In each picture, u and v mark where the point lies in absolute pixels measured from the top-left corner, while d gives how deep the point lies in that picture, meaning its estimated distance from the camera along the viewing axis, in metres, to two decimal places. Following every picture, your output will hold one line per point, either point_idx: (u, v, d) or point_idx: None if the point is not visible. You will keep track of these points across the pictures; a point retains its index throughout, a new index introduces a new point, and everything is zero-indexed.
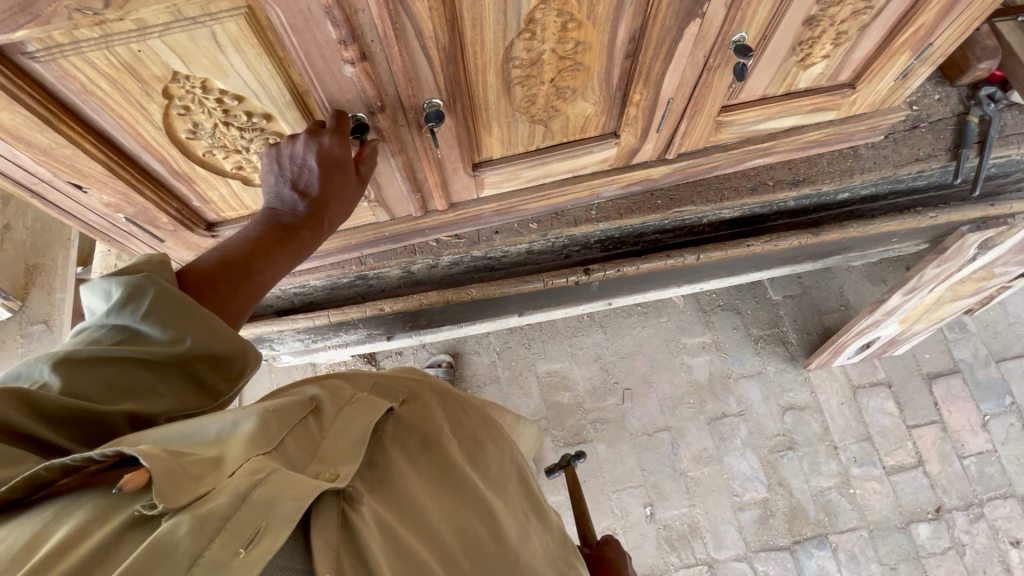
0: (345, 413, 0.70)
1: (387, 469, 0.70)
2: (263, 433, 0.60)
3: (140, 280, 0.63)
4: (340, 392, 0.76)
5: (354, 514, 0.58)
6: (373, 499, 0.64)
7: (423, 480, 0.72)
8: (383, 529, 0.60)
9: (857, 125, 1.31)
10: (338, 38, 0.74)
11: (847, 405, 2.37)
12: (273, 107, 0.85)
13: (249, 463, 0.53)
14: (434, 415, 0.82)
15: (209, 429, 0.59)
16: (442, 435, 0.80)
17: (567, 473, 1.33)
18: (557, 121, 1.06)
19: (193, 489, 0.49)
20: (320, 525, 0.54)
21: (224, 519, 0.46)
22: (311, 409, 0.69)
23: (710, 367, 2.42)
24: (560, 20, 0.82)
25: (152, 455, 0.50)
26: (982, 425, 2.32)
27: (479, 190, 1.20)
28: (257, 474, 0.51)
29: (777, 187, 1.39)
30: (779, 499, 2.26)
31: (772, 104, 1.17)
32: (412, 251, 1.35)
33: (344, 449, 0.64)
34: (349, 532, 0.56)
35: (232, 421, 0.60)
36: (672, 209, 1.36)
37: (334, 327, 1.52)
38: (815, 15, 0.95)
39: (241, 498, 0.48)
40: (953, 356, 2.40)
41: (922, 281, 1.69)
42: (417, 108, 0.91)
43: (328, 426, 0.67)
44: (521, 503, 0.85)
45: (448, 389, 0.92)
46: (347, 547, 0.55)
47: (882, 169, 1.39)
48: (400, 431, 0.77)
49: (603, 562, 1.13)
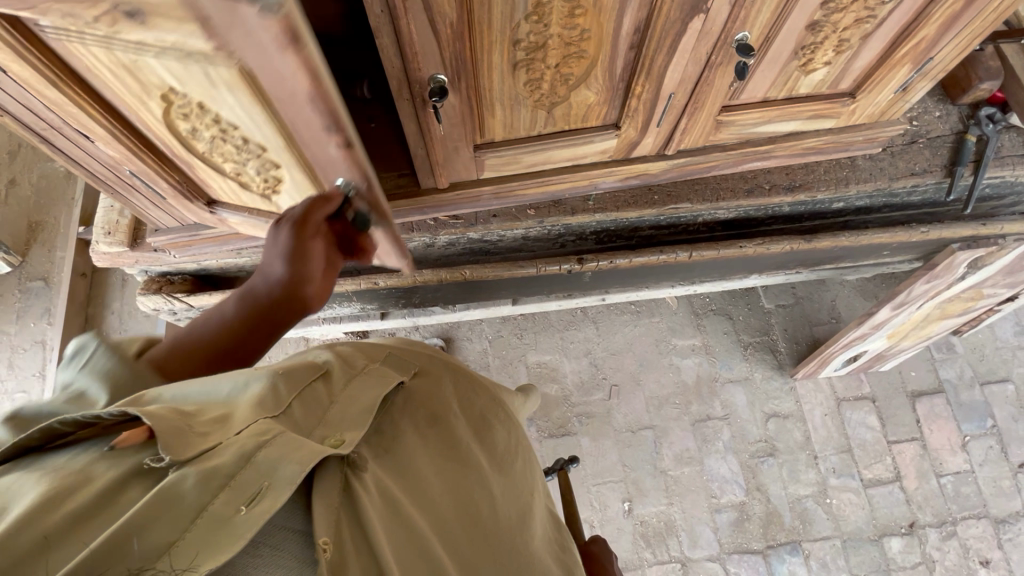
0: (357, 381, 0.73)
1: (393, 440, 0.74)
2: (272, 396, 0.62)
3: (87, 335, 0.61)
4: (351, 360, 0.79)
5: (356, 482, 0.61)
6: (377, 463, 0.69)
7: (429, 451, 0.77)
8: (382, 492, 0.64)
9: (855, 135, 1.32)
10: (325, 124, 0.72)
11: (830, 416, 2.39)
12: (265, 136, 0.89)
13: (257, 423, 0.56)
14: (445, 391, 0.86)
15: (223, 387, 0.61)
16: (448, 413, 0.83)
17: (560, 477, 1.37)
18: (560, 108, 1.08)
19: (198, 444, 0.51)
20: (321, 492, 0.57)
21: (228, 476, 0.49)
22: (321, 375, 0.71)
23: (698, 370, 2.44)
24: (567, 7, 0.84)
25: (158, 415, 0.51)
26: (962, 445, 2.35)
27: (479, 171, 1.21)
28: (263, 436, 0.53)
29: (772, 192, 1.41)
30: (756, 504, 2.28)
31: (772, 107, 1.19)
32: (410, 228, 1.37)
33: (352, 416, 0.66)
34: (349, 495, 0.60)
35: (243, 381, 0.62)
36: (668, 205, 1.39)
37: (329, 299, 1.54)
38: (817, 21, 0.98)
39: (247, 457, 0.51)
40: (939, 375, 2.43)
41: (911, 296, 1.72)
42: (421, 83, 0.93)
43: (336, 392, 0.70)
44: (529, 485, 0.88)
45: (464, 366, 0.95)
46: (346, 509, 0.59)
47: (877, 180, 1.42)
48: (410, 404, 0.81)
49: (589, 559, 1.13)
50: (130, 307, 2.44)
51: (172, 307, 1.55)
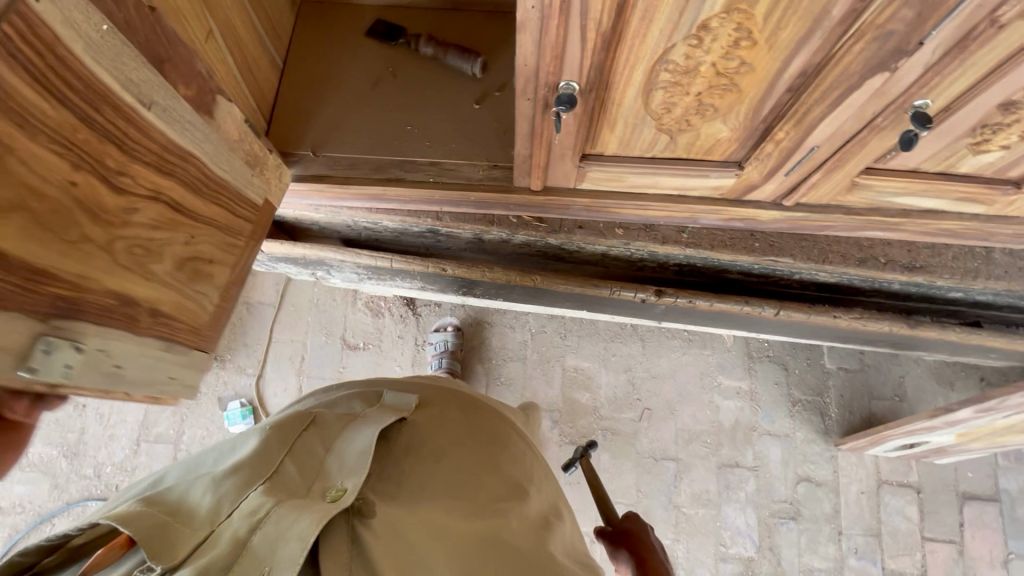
0: (350, 429, 0.89)
1: (401, 478, 0.87)
2: (263, 459, 0.82)
3: None
4: (344, 413, 0.97)
5: (361, 528, 0.73)
6: (386, 505, 0.80)
7: (436, 483, 0.89)
8: (394, 529, 0.75)
9: (1003, 227, 1.16)
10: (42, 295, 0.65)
11: (866, 495, 2.26)
12: (73, 262, 0.68)
13: (249, 499, 0.74)
14: (444, 428, 1.00)
15: (209, 460, 0.84)
16: (443, 452, 0.95)
17: (581, 464, 1.33)
18: (686, 136, 0.97)
19: (191, 540, 0.68)
20: (331, 548, 0.70)
21: (225, 569, 0.65)
22: (311, 425, 0.91)
23: (737, 414, 2.33)
24: (735, 34, 0.75)
25: (147, 515, 0.69)
26: (1003, 561, 2.19)
27: (579, 181, 1.13)
28: (255, 517, 0.70)
29: (886, 266, 1.28)
30: (765, 563, 2.21)
31: (922, 180, 1.04)
32: (490, 221, 1.32)
33: (349, 456, 0.83)
34: (357, 543, 0.72)
35: (230, 449, 0.85)
36: (768, 256, 1.29)
37: (394, 273, 1.51)
38: (1015, 101, 0.83)
39: (243, 546, 0.67)
40: (998, 483, 2.25)
41: (1001, 405, 1.57)
42: (550, 87, 0.84)
43: (330, 438, 0.88)
44: (539, 504, 0.98)
45: (464, 402, 1.10)
46: (357, 558, 0.71)
47: (1011, 281, 1.27)
48: (413, 444, 0.94)
49: (626, 536, 1.07)
50: None
51: None
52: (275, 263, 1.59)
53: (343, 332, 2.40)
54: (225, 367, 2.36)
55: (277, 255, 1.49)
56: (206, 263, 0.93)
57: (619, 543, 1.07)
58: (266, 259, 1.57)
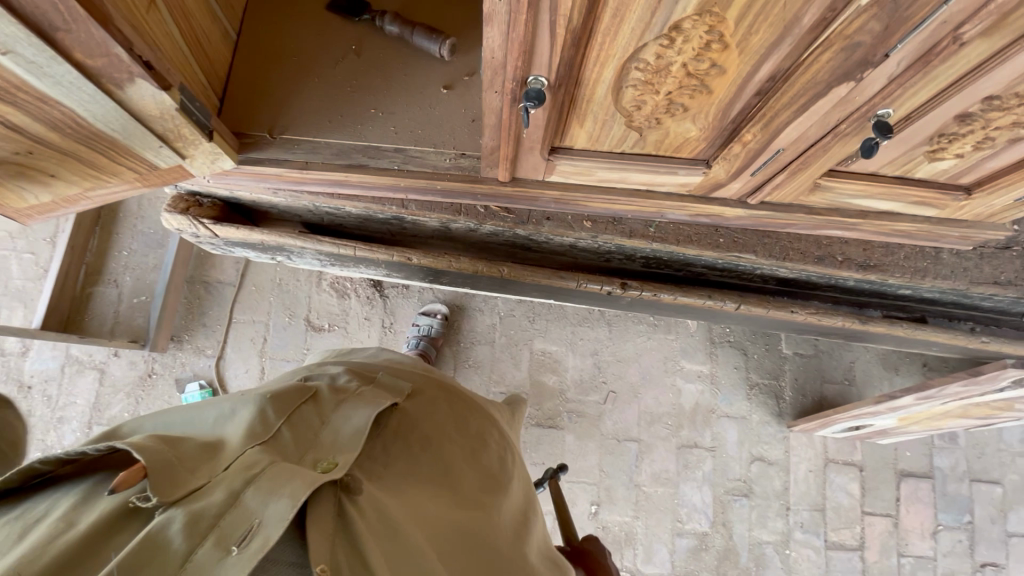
0: (344, 407, 0.88)
1: (387, 461, 0.87)
2: (262, 420, 0.80)
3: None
4: (340, 387, 0.95)
5: (349, 504, 0.72)
6: (371, 485, 0.79)
7: (419, 470, 0.89)
8: (378, 509, 0.75)
9: (951, 229, 1.21)
10: None
11: (813, 473, 2.39)
12: None
13: (248, 454, 0.73)
14: (432, 416, 1.00)
15: (211, 413, 0.83)
16: (429, 439, 0.95)
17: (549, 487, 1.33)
18: (655, 134, 0.96)
19: (189, 483, 0.66)
20: (319, 515, 0.68)
21: (215, 517, 0.63)
22: (306, 396, 0.89)
23: (698, 397, 2.41)
24: (706, 38, 0.73)
25: (155, 450, 0.68)
26: (932, 532, 2.37)
27: (547, 174, 1.11)
28: (250, 473, 0.69)
29: (843, 264, 1.32)
30: (718, 537, 2.32)
31: (880, 184, 1.06)
32: (457, 211, 1.28)
33: (341, 437, 0.82)
34: (343, 517, 0.71)
35: (232, 406, 0.83)
36: (731, 251, 1.31)
37: (357, 260, 1.47)
38: (972, 113, 0.85)
39: (234, 498, 0.65)
40: (932, 462, 2.41)
41: (940, 393, 1.66)
42: (518, 82, 0.81)
43: (324, 413, 0.87)
44: (515, 501, 1.00)
45: (453, 392, 1.11)
46: (341, 534, 0.69)
47: (956, 280, 1.32)
48: (401, 427, 0.94)
49: (584, 556, 1.11)
50: (153, 195, 2.34)
51: (198, 230, 1.40)
52: (233, 247, 1.52)
53: (307, 313, 2.34)
54: (182, 348, 2.28)
55: (234, 240, 1.42)
56: (46, 175, 0.93)
57: (577, 564, 1.11)
58: (223, 243, 1.49)
